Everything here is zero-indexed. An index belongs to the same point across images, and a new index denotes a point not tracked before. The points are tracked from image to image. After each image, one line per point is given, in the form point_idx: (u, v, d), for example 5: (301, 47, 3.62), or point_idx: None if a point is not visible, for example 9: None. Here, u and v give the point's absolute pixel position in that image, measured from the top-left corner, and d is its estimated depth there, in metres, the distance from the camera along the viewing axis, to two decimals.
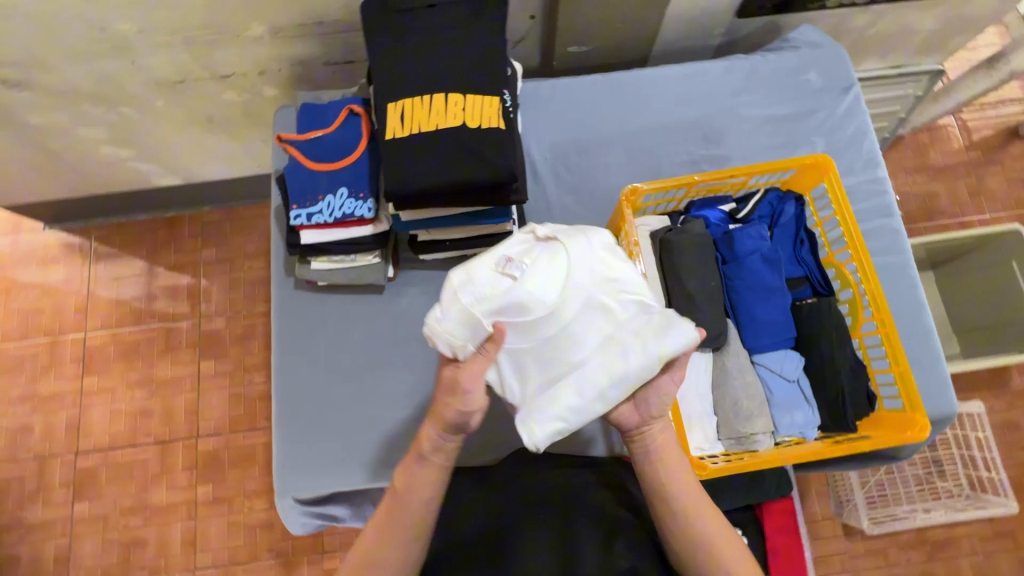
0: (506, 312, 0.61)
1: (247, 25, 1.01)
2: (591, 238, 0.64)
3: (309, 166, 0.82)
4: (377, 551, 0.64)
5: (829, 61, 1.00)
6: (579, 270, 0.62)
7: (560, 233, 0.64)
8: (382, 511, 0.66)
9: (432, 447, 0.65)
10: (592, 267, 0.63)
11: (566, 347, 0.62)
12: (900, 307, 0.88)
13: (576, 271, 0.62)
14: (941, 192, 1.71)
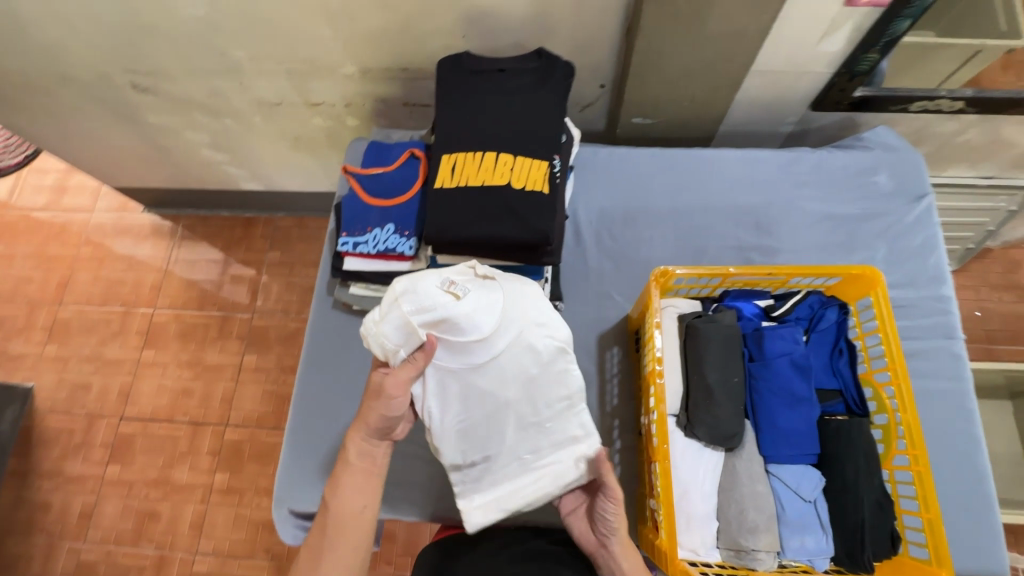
0: (440, 327, 0.68)
1: (342, 64, 1.11)
2: (523, 287, 0.74)
3: (364, 199, 0.87)
4: (326, 566, 0.68)
5: (902, 167, 0.96)
6: (510, 310, 0.71)
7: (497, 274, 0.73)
8: (328, 532, 0.70)
9: (359, 451, 0.73)
10: (521, 315, 0.71)
11: (491, 378, 0.71)
12: (951, 442, 0.81)
13: (507, 310, 0.70)
14: None
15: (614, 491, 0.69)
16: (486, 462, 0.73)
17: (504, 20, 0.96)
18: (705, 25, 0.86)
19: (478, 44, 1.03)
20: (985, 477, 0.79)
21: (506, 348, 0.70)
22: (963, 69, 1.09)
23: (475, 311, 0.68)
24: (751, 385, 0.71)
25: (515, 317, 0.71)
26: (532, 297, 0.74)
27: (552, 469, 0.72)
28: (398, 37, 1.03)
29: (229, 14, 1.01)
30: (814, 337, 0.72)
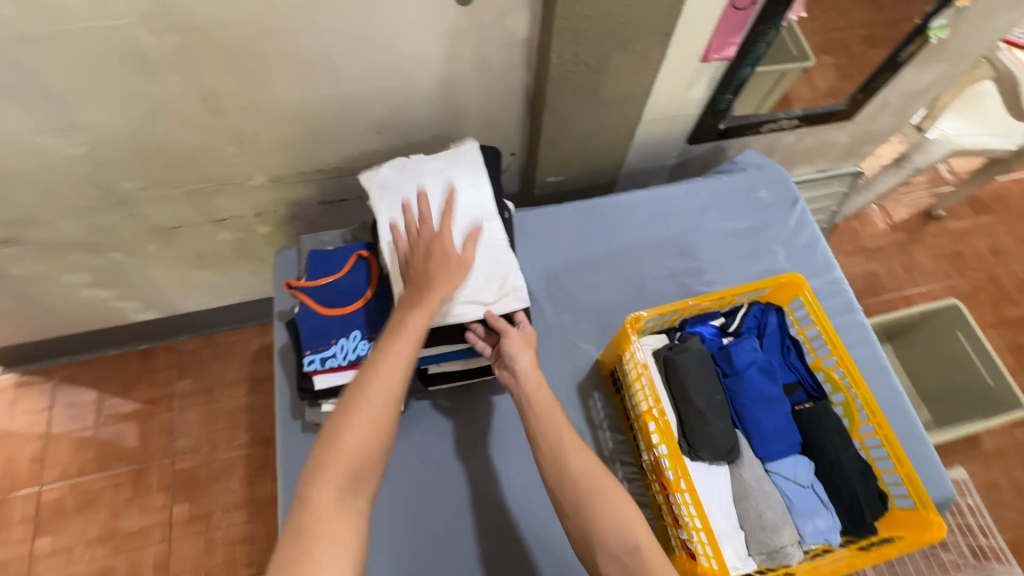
0: (398, 159, 0.88)
1: (250, 176, 1.07)
2: (464, 153, 0.88)
3: (321, 312, 0.84)
4: (345, 438, 0.63)
5: (774, 181, 1.16)
6: (450, 164, 0.87)
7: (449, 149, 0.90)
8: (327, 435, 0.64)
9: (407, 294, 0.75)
10: (458, 168, 0.87)
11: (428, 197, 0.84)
12: (881, 397, 0.96)
13: (448, 159, 0.87)
14: (880, 270, 1.90)
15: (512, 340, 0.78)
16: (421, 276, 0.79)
17: (416, 112, 1.01)
18: (600, 94, 0.97)
19: (392, 137, 1.06)
20: (913, 418, 0.95)
21: (445, 183, 0.85)
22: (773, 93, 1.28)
23: (422, 153, 0.89)
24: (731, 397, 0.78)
25: (462, 154, 0.88)
26: (466, 165, 0.87)
27: (473, 272, 0.81)
28: (310, 143, 1.02)
29: (116, 147, 0.93)
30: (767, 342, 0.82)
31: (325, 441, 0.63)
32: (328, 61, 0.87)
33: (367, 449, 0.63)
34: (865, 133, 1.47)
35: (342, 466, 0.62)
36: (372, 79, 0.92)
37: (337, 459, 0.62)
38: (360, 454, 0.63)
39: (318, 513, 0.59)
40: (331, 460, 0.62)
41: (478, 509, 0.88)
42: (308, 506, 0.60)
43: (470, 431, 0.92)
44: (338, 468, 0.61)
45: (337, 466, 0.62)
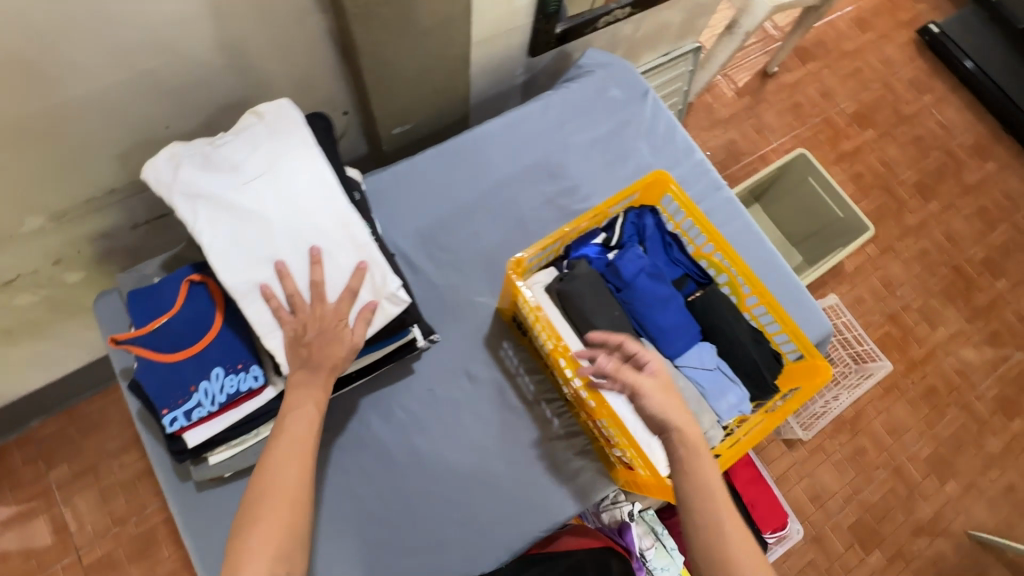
0: (205, 162, 0.67)
1: (19, 221, 0.84)
2: (291, 138, 0.69)
3: (165, 360, 0.71)
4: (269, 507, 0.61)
5: (621, 77, 1.12)
6: (275, 155, 0.68)
7: (267, 129, 0.69)
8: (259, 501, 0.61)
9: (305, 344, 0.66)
10: (286, 160, 0.68)
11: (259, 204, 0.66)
12: (759, 262, 1.02)
13: (270, 151, 0.68)
14: (737, 138, 2.01)
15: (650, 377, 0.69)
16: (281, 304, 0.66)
17: (208, 92, 0.83)
18: (417, 22, 0.85)
19: (189, 127, 0.87)
20: (787, 272, 1.03)
21: (276, 183, 0.67)
22: None
23: (232, 147, 0.68)
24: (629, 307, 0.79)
25: (283, 133, 0.69)
26: (296, 153, 0.68)
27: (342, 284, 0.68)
28: (82, 161, 0.81)
29: None
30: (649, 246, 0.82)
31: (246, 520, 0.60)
32: (53, 52, 0.66)
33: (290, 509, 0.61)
34: (696, 7, 1.47)
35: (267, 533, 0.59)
36: (127, 63, 0.72)
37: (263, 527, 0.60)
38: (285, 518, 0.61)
39: None
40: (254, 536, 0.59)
41: (421, 500, 0.83)
42: None
43: (392, 422, 0.85)
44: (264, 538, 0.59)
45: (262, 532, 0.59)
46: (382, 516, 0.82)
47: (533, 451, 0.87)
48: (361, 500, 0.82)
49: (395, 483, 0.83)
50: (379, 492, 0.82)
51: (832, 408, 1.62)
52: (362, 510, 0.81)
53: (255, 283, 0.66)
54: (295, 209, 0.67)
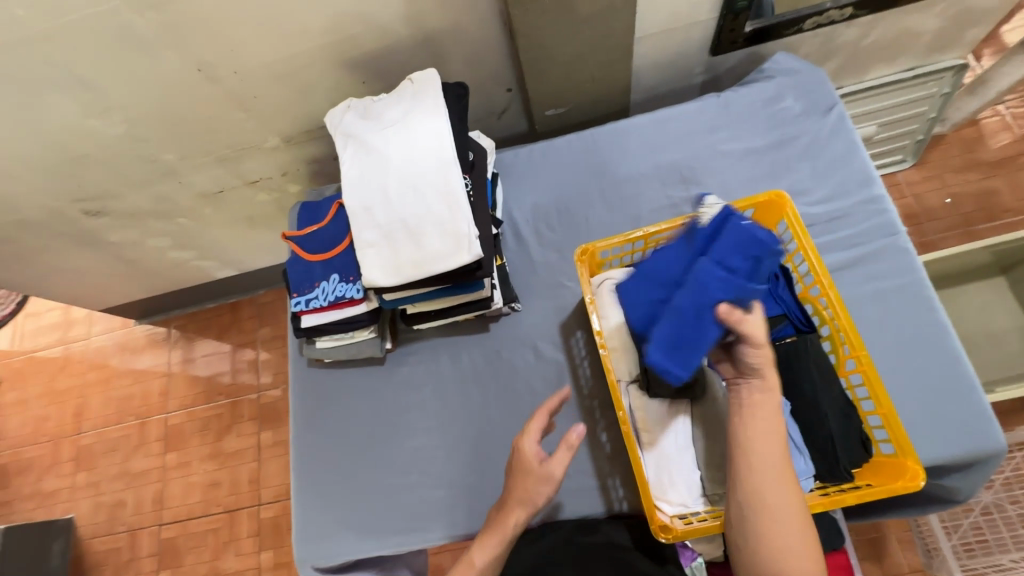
0: (363, 111, 0.86)
1: (264, 138, 1.16)
2: (425, 97, 0.83)
3: (306, 258, 0.91)
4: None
5: (807, 86, 0.98)
6: (409, 109, 0.82)
7: (411, 90, 0.85)
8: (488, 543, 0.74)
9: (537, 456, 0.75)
10: (415, 114, 0.82)
11: (385, 145, 0.81)
12: (917, 333, 0.82)
13: (407, 105, 0.83)
14: (1002, 188, 1.54)
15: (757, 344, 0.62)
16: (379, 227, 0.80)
17: (395, 56, 1.00)
18: (574, 8, 0.89)
19: (380, 86, 1.07)
20: (959, 356, 0.80)
21: (402, 130, 0.81)
22: None
23: (384, 101, 0.85)
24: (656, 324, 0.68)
25: (422, 94, 0.83)
26: (425, 109, 0.82)
27: (428, 223, 0.78)
28: (306, 103, 1.07)
29: (147, 123, 1.07)
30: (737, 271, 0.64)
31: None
32: (292, 15, 0.89)
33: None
34: (964, 13, 1.17)
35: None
36: (338, 28, 0.93)
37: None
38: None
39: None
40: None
41: (458, 441, 0.92)
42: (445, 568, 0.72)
43: (457, 366, 0.96)
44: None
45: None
46: (425, 439, 0.93)
47: (569, 441, 0.88)
48: (412, 421, 0.94)
49: (443, 418, 0.93)
50: (429, 419, 0.94)
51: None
52: (411, 428, 0.94)
53: (362, 206, 0.80)
54: (409, 154, 0.80)
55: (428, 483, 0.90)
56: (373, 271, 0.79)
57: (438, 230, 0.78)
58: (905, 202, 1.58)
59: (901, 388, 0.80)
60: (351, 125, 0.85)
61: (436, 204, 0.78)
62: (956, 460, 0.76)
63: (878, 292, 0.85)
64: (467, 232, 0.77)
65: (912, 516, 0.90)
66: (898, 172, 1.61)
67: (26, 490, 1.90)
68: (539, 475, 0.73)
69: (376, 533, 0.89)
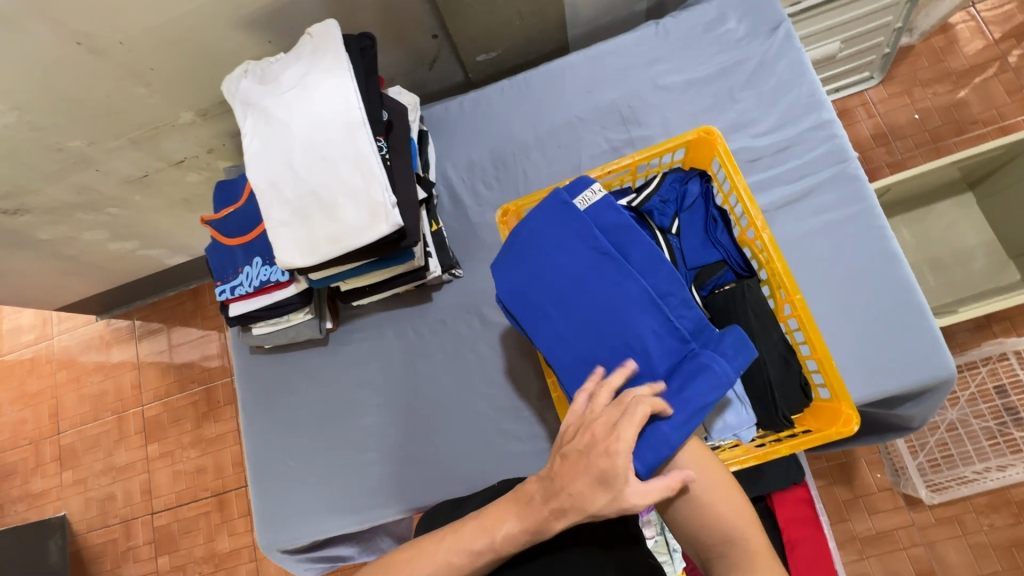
0: (262, 74, 0.79)
1: (176, 114, 1.07)
2: (324, 52, 0.75)
3: (225, 243, 0.85)
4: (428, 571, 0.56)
5: (750, 5, 0.90)
6: (308, 67, 0.75)
7: (308, 46, 0.77)
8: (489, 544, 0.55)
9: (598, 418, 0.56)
10: (315, 72, 0.74)
11: (286, 111, 0.74)
12: (868, 265, 0.79)
13: (306, 64, 0.75)
14: (971, 97, 1.48)
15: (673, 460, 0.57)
16: (292, 205, 0.73)
17: (298, 10, 0.90)
18: None
19: (289, 45, 0.97)
20: (910, 286, 0.77)
21: (302, 91, 0.74)
22: None
23: (284, 61, 0.78)
24: (533, 313, 0.67)
25: (319, 49, 0.76)
26: (325, 66, 0.74)
27: (345, 197, 0.72)
28: (210, 69, 0.98)
29: (38, 108, 0.97)
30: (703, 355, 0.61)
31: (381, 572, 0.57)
32: None
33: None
34: None
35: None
36: None
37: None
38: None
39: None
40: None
41: (411, 414, 0.90)
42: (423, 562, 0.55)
43: (402, 340, 0.92)
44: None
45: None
46: (375, 416, 0.91)
47: (520, 405, 0.86)
48: (358, 401, 0.92)
49: (391, 393, 0.91)
50: (378, 396, 0.91)
51: (990, 479, 1.13)
52: (360, 407, 0.91)
53: (269, 182, 0.74)
54: (311, 117, 0.73)
55: (383, 459, 0.89)
56: (289, 251, 0.74)
57: (354, 202, 0.72)
58: (873, 121, 1.51)
59: (852, 323, 0.77)
60: (248, 91, 0.77)
61: (352, 174, 0.72)
62: (908, 391, 0.74)
63: (827, 225, 0.81)
64: (383, 200, 0.71)
65: (874, 444, 0.90)
66: (865, 91, 1.54)
67: (15, 492, 1.90)
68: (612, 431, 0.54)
69: (336, 513, 0.88)
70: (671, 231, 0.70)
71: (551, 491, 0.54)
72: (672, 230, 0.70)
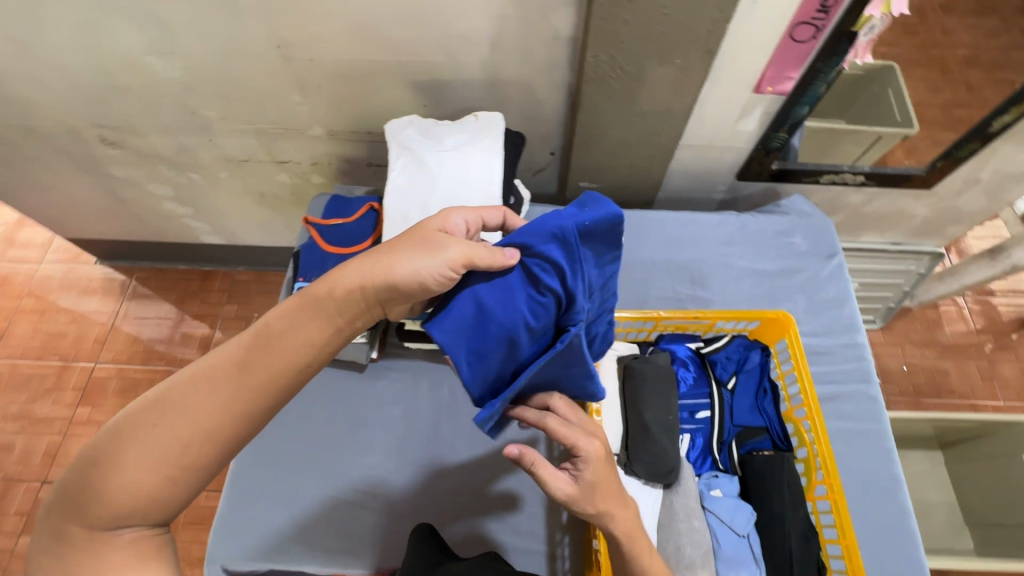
0: (426, 128, 0.91)
1: (309, 126, 1.19)
2: (485, 132, 0.88)
3: (323, 248, 0.93)
4: (174, 413, 0.50)
5: (816, 230, 1.07)
6: (469, 140, 0.88)
7: (473, 121, 0.90)
8: (144, 462, 0.49)
9: (452, 224, 0.67)
10: (474, 144, 0.88)
11: (438, 165, 0.87)
12: (874, 481, 0.86)
13: (467, 137, 0.88)
14: (951, 370, 1.68)
15: (437, 263, 0.59)
16: None
17: (462, 90, 1.07)
18: (637, 104, 0.98)
19: (439, 113, 1.13)
20: (906, 512, 0.84)
21: (458, 155, 0.87)
22: (868, 152, 1.39)
23: (448, 124, 0.91)
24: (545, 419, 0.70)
25: (485, 132, 0.88)
26: (484, 144, 0.88)
27: None
28: (361, 104, 1.12)
29: (203, 76, 1.07)
30: (575, 221, 0.58)
31: (105, 452, 0.49)
32: (382, 27, 0.94)
33: (193, 444, 0.50)
34: (950, 211, 1.33)
35: (136, 481, 0.49)
36: (422, 51, 0.99)
37: (140, 445, 0.49)
38: (182, 454, 0.50)
39: (108, 513, 0.48)
40: (140, 502, 0.49)
41: (416, 473, 0.89)
42: (92, 510, 0.48)
43: (433, 393, 0.94)
44: (134, 476, 0.49)
45: (134, 475, 0.49)
46: (377, 460, 0.89)
47: (526, 499, 0.86)
48: (370, 438, 0.91)
49: (404, 441, 0.91)
50: (386, 440, 0.91)
51: None
52: (370, 444, 0.90)
53: (402, 217, 0.85)
54: (460, 179, 0.85)
55: (370, 505, 0.86)
56: None
57: None
58: None
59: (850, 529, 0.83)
60: (408, 135, 0.90)
61: None
62: None
63: (847, 431, 0.90)
64: None
65: None
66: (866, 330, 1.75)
67: None
68: (422, 243, 0.60)
69: (303, 546, 0.83)
70: (726, 385, 0.80)
71: (379, 254, 0.61)
72: (727, 385, 0.80)
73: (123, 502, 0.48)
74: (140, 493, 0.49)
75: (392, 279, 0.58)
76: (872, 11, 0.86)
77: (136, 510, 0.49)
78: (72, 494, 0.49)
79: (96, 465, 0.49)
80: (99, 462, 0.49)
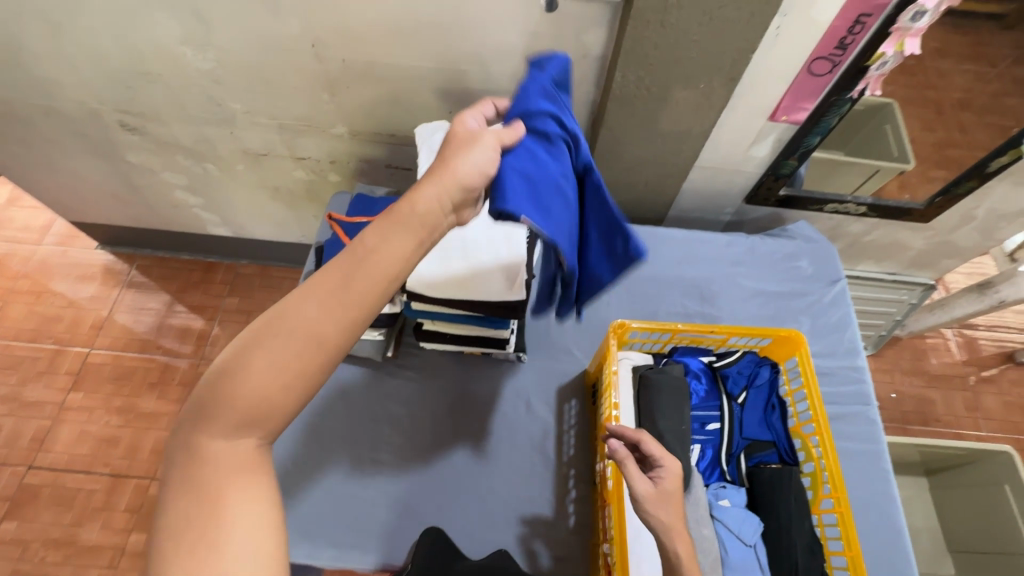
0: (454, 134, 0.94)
1: (333, 125, 1.21)
2: None
3: (345, 244, 0.94)
4: (291, 318, 0.46)
5: (820, 255, 1.11)
6: None
7: None
8: (267, 368, 0.45)
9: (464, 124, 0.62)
10: None
11: None
12: (872, 500, 0.89)
13: None
14: (938, 399, 1.73)
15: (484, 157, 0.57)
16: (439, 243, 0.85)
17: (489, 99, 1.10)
18: (658, 124, 1.01)
19: None
20: (901, 533, 0.87)
21: None
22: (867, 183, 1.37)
23: None
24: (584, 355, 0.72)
25: None
26: None
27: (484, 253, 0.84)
28: (387, 107, 1.14)
29: (234, 69, 1.09)
30: (545, 80, 0.68)
31: (227, 360, 0.46)
32: (417, 33, 0.97)
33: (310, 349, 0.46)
34: (945, 245, 1.39)
35: (259, 386, 0.45)
36: (454, 60, 1.01)
37: (263, 349, 0.46)
38: (301, 359, 0.46)
39: (237, 419, 0.44)
40: (265, 409, 0.45)
41: (425, 471, 0.89)
42: (219, 416, 0.44)
43: (446, 393, 0.96)
44: (258, 381, 0.45)
45: (262, 379, 0.45)
46: (388, 457, 0.90)
47: (534, 502, 0.88)
48: (380, 436, 0.92)
49: (415, 439, 0.92)
50: (398, 437, 0.92)
51: None
52: (380, 442, 0.91)
53: None
54: None
55: (379, 501, 0.87)
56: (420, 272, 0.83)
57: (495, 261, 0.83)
58: None
59: None
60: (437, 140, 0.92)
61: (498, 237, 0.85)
62: None
63: (847, 451, 0.93)
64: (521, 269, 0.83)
65: None
66: None
67: None
68: (456, 143, 0.58)
69: (310, 540, 0.84)
70: (736, 400, 0.82)
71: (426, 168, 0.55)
72: (738, 399, 0.83)
73: (255, 407, 0.45)
74: (267, 396, 0.45)
75: (458, 176, 0.55)
76: (885, 50, 0.88)
77: (264, 416, 0.45)
78: (200, 402, 0.45)
79: (221, 373, 0.46)
80: (223, 370, 0.45)
